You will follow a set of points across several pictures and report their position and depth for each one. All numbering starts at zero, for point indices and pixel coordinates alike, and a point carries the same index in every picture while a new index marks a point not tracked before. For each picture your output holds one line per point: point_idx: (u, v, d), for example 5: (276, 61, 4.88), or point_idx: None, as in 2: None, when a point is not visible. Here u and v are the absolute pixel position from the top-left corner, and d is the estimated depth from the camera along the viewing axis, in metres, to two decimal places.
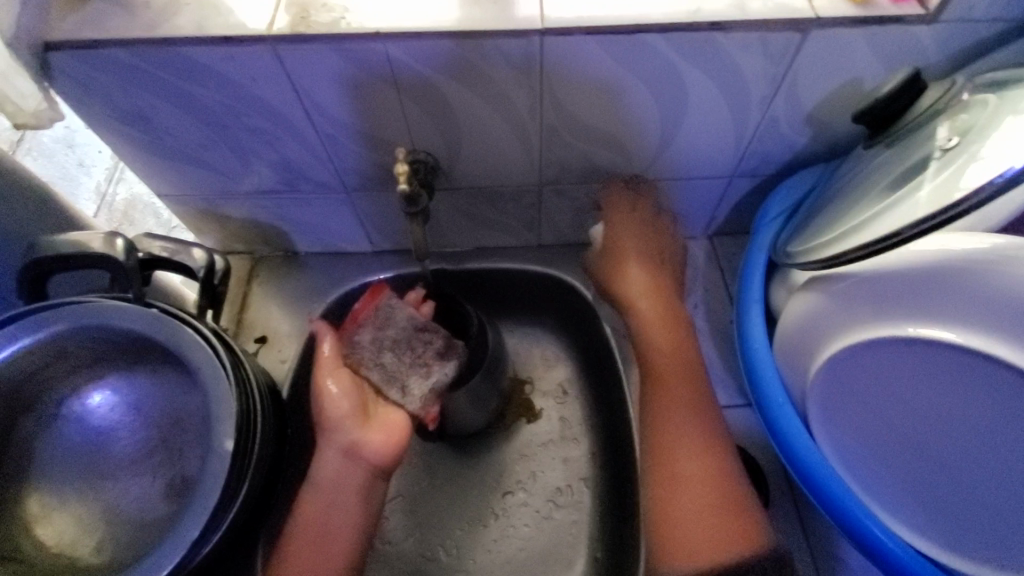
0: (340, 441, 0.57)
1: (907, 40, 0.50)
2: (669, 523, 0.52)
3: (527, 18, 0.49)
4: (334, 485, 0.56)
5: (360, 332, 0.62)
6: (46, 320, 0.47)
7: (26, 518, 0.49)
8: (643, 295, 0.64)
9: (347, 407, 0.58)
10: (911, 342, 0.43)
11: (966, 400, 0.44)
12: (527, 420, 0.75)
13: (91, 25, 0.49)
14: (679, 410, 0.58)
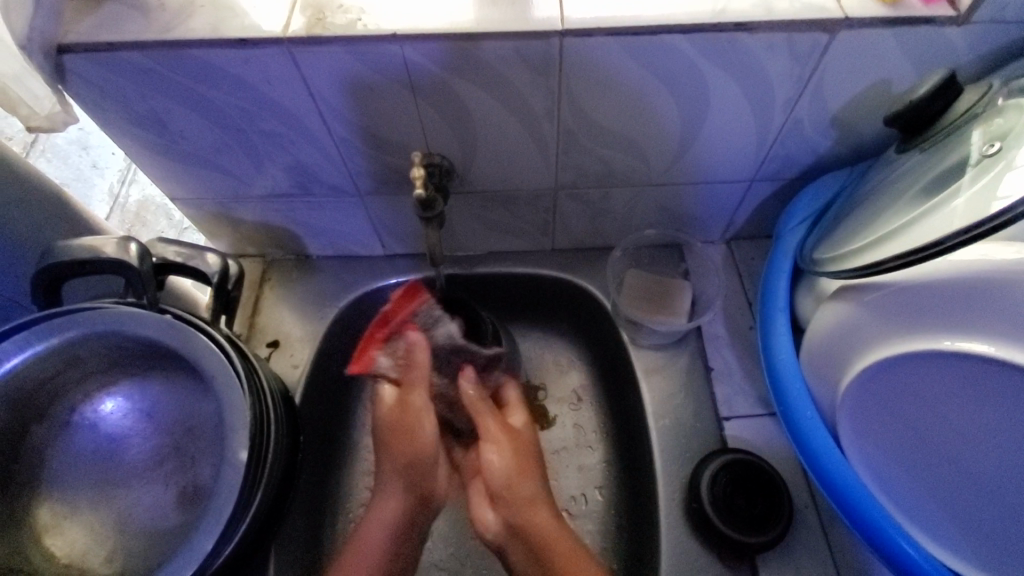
0: (418, 486, 0.61)
1: (939, 42, 0.48)
2: None
3: (547, 19, 0.47)
4: (400, 529, 0.60)
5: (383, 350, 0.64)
6: (60, 326, 0.47)
7: (36, 527, 0.48)
8: (538, 496, 0.59)
9: (424, 452, 0.62)
10: (948, 357, 0.41)
11: (989, 409, 0.42)
12: (540, 427, 0.74)
13: (105, 28, 0.49)
14: (551, 524, 0.56)
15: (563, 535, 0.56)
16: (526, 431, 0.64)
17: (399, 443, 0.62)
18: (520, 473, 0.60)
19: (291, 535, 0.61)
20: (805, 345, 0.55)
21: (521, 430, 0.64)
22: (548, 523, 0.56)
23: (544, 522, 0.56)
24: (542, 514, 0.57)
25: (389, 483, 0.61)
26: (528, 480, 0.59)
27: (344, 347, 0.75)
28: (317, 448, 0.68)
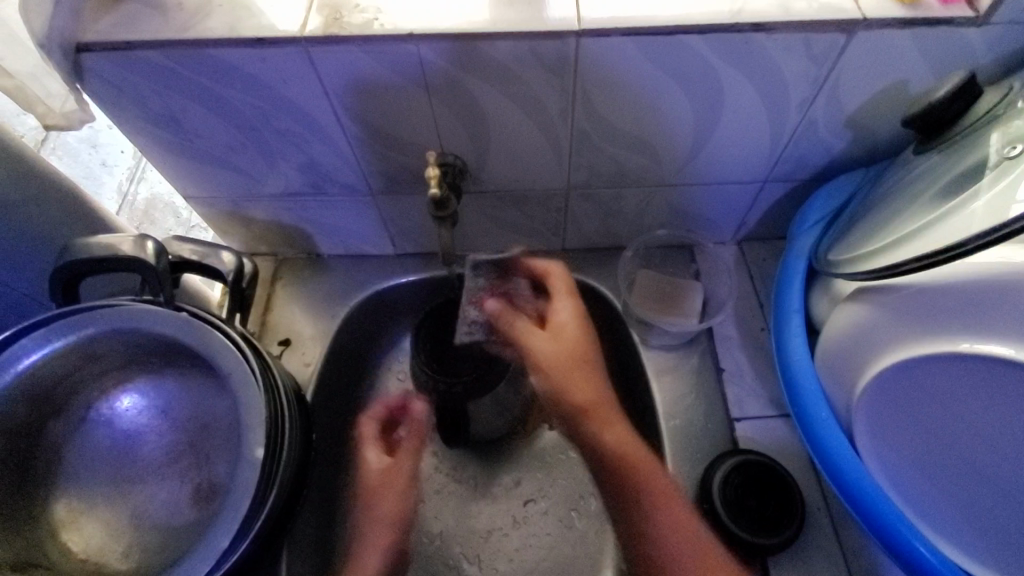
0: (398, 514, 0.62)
1: (958, 43, 0.48)
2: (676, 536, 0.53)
3: (563, 19, 0.47)
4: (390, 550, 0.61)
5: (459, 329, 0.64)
6: (78, 323, 0.47)
7: (52, 523, 0.48)
8: (597, 403, 0.59)
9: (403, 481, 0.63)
10: (967, 360, 0.41)
11: (993, 408, 0.42)
12: (549, 427, 0.74)
13: (123, 27, 0.49)
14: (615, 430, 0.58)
15: (632, 441, 0.57)
16: (577, 332, 0.62)
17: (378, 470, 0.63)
18: (573, 374, 0.60)
19: (303, 532, 0.62)
20: (820, 347, 0.55)
21: (569, 336, 0.62)
22: (612, 431, 0.58)
23: (602, 426, 0.58)
24: (603, 415, 0.58)
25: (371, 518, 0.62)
26: (580, 384, 0.59)
27: (354, 346, 0.75)
28: (328, 447, 0.69)
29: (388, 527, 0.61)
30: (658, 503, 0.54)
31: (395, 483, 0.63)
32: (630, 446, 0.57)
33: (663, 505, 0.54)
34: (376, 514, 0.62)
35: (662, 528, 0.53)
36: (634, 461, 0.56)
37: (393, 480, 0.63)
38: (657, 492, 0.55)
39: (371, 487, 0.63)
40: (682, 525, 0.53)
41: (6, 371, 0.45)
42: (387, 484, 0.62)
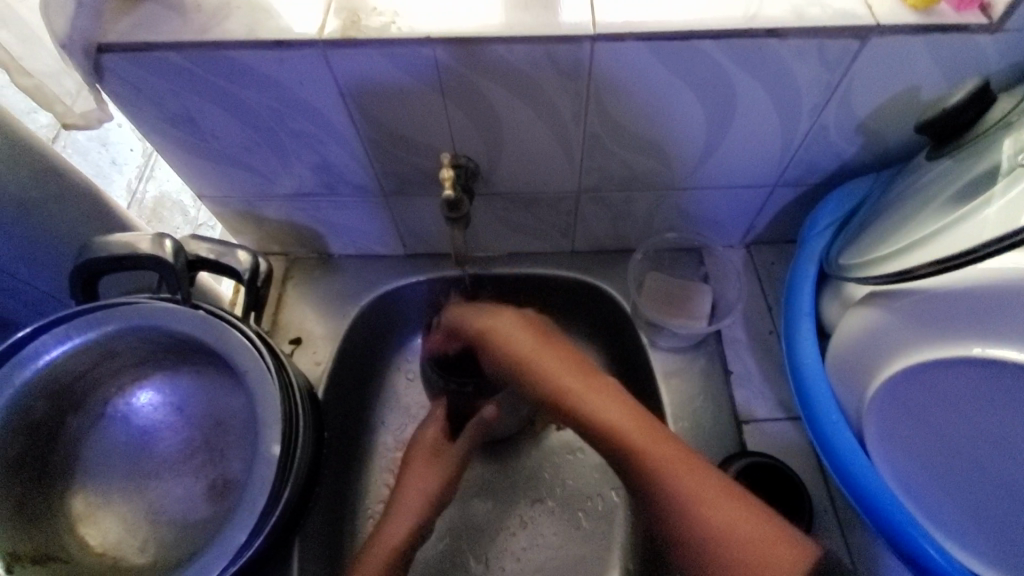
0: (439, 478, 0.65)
1: (970, 50, 0.48)
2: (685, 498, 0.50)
3: (578, 23, 0.48)
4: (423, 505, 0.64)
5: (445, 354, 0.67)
6: (98, 320, 0.48)
7: (70, 517, 0.48)
8: (570, 373, 0.60)
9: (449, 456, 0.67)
10: (979, 364, 0.41)
11: (993, 407, 0.42)
12: (556, 428, 0.75)
13: (144, 28, 0.49)
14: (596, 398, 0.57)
15: (614, 404, 0.56)
16: (532, 322, 0.65)
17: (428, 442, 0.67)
18: (532, 353, 0.61)
19: (314, 529, 0.62)
20: (832, 350, 0.56)
21: (522, 323, 0.64)
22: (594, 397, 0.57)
23: (570, 395, 0.58)
24: (579, 380, 0.59)
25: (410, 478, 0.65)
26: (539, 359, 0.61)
27: (364, 345, 0.75)
28: (338, 445, 0.69)
29: (408, 512, 0.63)
30: (657, 451, 0.53)
31: (433, 469, 0.66)
32: (606, 404, 0.57)
33: (660, 455, 0.52)
34: (401, 493, 0.64)
35: (668, 478, 0.51)
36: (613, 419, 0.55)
37: (436, 465, 0.66)
38: (650, 440, 0.53)
39: (413, 462, 0.66)
40: (684, 467, 0.51)
41: (27, 367, 0.46)
42: (431, 467, 0.66)
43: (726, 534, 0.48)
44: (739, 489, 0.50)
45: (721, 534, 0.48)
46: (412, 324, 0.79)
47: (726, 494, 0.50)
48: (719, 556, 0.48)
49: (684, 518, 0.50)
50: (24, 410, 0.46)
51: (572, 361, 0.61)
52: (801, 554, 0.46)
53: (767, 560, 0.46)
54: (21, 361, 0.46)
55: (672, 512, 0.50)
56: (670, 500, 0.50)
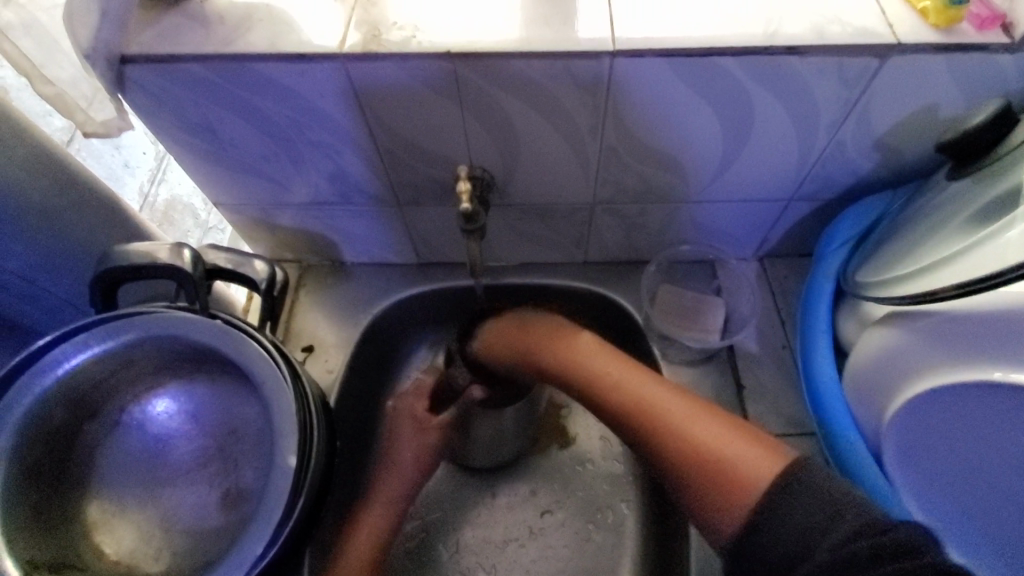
0: (421, 445, 0.64)
1: (992, 69, 0.48)
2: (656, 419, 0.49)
3: (598, 39, 0.48)
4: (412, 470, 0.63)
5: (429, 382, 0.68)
6: (117, 329, 0.48)
7: (86, 525, 0.49)
8: (555, 330, 0.61)
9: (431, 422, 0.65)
10: (993, 389, 0.40)
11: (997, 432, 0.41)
12: (559, 445, 0.75)
13: (167, 40, 0.50)
14: (577, 343, 0.59)
15: (593, 347, 0.58)
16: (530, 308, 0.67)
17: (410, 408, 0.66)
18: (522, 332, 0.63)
19: (325, 539, 0.62)
20: (849, 371, 0.56)
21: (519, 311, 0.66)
22: (576, 343, 0.59)
23: (551, 369, 0.59)
24: (558, 334, 0.60)
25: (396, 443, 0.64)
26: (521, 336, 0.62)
27: (377, 355, 0.76)
28: (348, 456, 0.69)
29: (399, 475, 0.62)
30: (629, 392, 0.52)
31: (414, 436, 0.64)
32: (579, 365, 0.57)
33: (633, 395, 0.51)
34: (392, 455, 0.64)
35: (641, 414, 0.50)
36: (591, 375, 0.55)
37: (417, 433, 0.64)
38: (628, 386, 0.52)
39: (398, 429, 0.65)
40: (652, 394, 0.50)
41: (47, 375, 0.46)
42: (410, 434, 0.64)
43: (694, 446, 0.45)
44: (707, 404, 0.48)
45: (690, 446, 0.45)
46: (423, 333, 0.79)
47: (693, 408, 0.48)
48: (687, 471, 0.45)
49: (655, 439, 0.48)
50: (42, 418, 0.46)
51: (557, 330, 0.61)
52: (769, 453, 0.42)
53: (735, 463, 0.43)
54: (41, 369, 0.46)
55: (651, 450, 0.48)
56: (644, 431, 0.49)
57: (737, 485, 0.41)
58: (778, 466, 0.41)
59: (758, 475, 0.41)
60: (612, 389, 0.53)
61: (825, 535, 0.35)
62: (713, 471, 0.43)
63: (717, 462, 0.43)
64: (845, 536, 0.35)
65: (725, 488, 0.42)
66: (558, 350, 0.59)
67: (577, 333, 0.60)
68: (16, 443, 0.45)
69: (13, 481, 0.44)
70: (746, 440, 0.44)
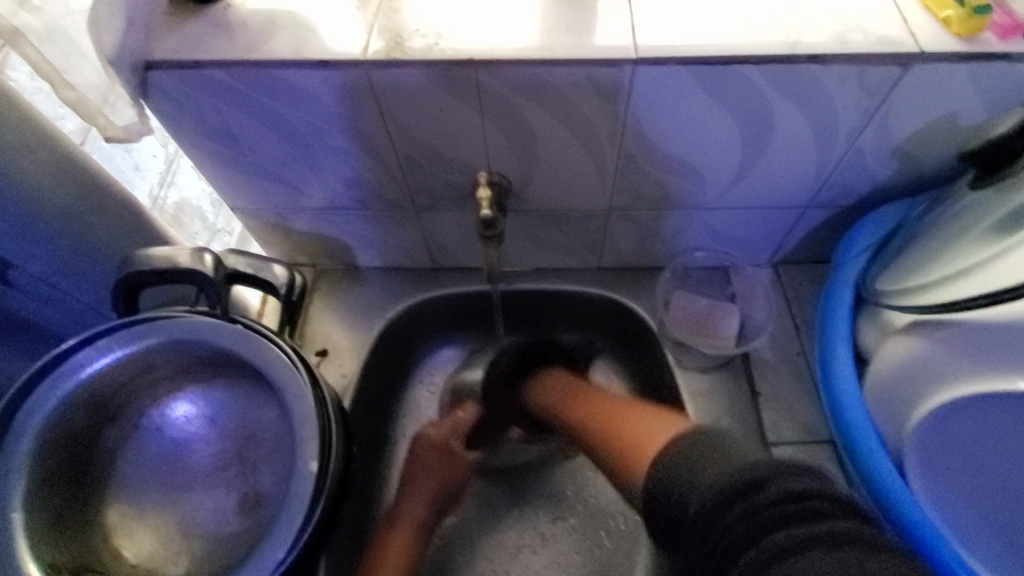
0: (445, 475, 0.67)
1: (1014, 78, 0.48)
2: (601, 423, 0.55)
3: (619, 47, 0.48)
4: (433, 498, 0.66)
5: (460, 417, 0.70)
6: (140, 333, 0.48)
7: (106, 528, 0.49)
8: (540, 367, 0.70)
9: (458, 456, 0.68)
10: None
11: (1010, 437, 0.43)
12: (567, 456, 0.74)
13: (191, 46, 0.50)
14: (555, 375, 0.67)
15: (567, 378, 0.66)
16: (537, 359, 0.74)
17: (436, 440, 0.68)
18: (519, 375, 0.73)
19: (339, 544, 0.62)
20: (870, 379, 0.56)
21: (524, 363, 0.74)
22: (554, 375, 0.67)
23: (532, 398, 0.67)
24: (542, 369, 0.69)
25: (421, 472, 0.66)
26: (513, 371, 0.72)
27: (390, 360, 0.76)
28: (361, 461, 0.69)
29: (424, 502, 0.65)
30: (588, 405, 0.59)
31: (444, 466, 0.67)
32: (556, 388, 0.65)
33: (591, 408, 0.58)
34: (416, 482, 0.66)
35: (595, 421, 0.56)
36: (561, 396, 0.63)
37: (448, 464, 0.67)
38: (585, 404, 0.59)
39: (424, 457, 0.67)
40: (605, 406, 0.57)
41: (70, 379, 0.47)
42: (441, 464, 0.67)
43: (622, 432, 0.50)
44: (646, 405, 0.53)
45: (619, 431, 0.51)
46: (436, 337, 0.80)
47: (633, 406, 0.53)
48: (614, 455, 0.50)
49: (598, 438, 0.54)
50: (64, 422, 0.47)
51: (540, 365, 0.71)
52: (672, 424, 0.47)
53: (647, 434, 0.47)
54: (65, 373, 0.47)
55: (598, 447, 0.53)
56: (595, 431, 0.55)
57: (645, 448, 0.46)
58: (678, 429, 0.45)
59: (654, 439, 0.46)
60: (573, 406, 0.60)
61: (713, 486, 0.37)
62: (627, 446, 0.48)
63: (630, 437, 0.49)
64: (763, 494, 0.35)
65: (636, 454, 0.46)
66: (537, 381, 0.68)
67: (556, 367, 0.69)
68: (41, 446, 0.45)
69: (37, 485, 0.44)
70: (661, 419, 0.49)
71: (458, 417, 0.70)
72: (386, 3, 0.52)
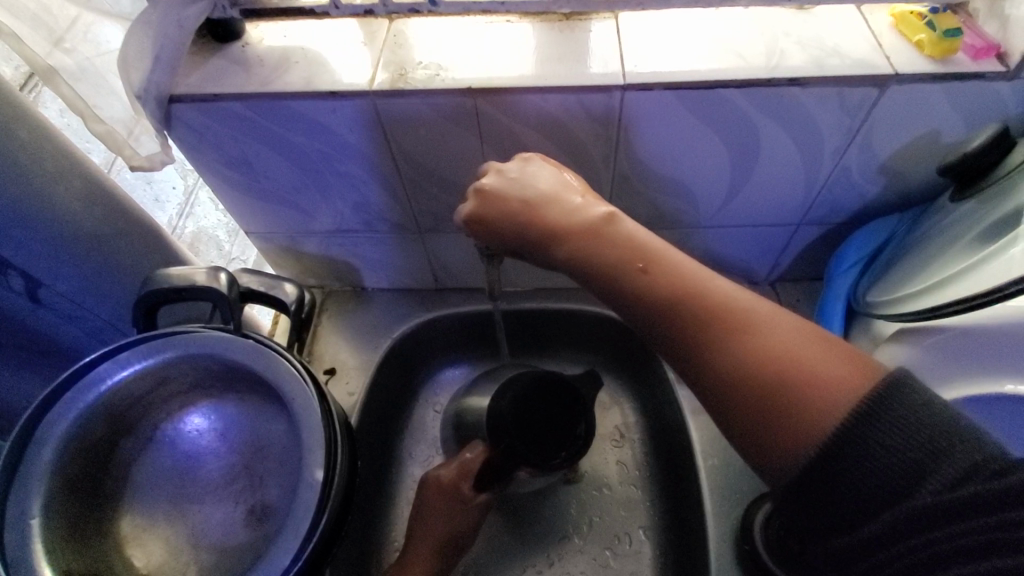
0: (446, 521, 0.61)
1: (988, 96, 0.51)
2: (697, 301, 0.40)
3: (609, 74, 0.51)
4: (435, 545, 0.60)
5: (466, 458, 0.63)
6: (157, 348, 0.51)
7: (118, 538, 0.50)
8: (532, 170, 0.49)
9: (460, 499, 0.62)
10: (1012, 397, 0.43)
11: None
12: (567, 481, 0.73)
13: (211, 81, 0.54)
14: (550, 181, 0.48)
15: (566, 194, 0.47)
16: (547, 188, 0.48)
17: (440, 483, 0.62)
18: (529, 190, 0.48)
19: (343, 561, 0.63)
20: None
21: (539, 186, 0.48)
22: (551, 181, 0.48)
23: (587, 257, 0.45)
24: (538, 180, 0.48)
25: (424, 514, 0.62)
26: (558, 224, 0.46)
27: (396, 379, 0.77)
28: (367, 480, 0.70)
29: (426, 550, 0.60)
30: (661, 266, 0.42)
31: (452, 513, 0.62)
32: (632, 248, 0.43)
33: (687, 281, 0.41)
34: (420, 529, 0.61)
35: (711, 318, 0.39)
36: (632, 270, 0.42)
37: (456, 510, 0.62)
38: (637, 243, 0.44)
39: (429, 499, 0.62)
40: (690, 272, 0.42)
41: (91, 391, 0.49)
42: (448, 510, 0.62)
43: (773, 359, 0.36)
44: (774, 304, 0.39)
45: (772, 352, 0.36)
46: (443, 357, 0.81)
47: (771, 308, 0.39)
48: (747, 372, 0.37)
49: (688, 322, 0.40)
50: (83, 432, 0.49)
51: (578, 211, 0.46)
52: (853, 373, 0.34)
53: (825, 379, 0.34)
54: (87, 385, 0.49)
55: (699, 349, 0.39)
56: (685, 313, 0.40)
57: (806, 392, 0.34)
58: (846, 372, 0.34)
59: (832, 372, 0.34)
60: (617, 252, 0.44)
61: (874, 483, 0.30)
62: (780, 362, 0.36)
63: (779, 354, 0.36)
64: (954, 479, 0.29)
65: (809, 404, 0.34)
66: (523, 176, 0.49)
67: (598, 211, 0.46)
68: (61, 455, 0.47)
69: (55, 492, 0.47)
70: (822, 349, 0.36)
71: (467, 458, 0.63)
72: (391, 38, 0.56)
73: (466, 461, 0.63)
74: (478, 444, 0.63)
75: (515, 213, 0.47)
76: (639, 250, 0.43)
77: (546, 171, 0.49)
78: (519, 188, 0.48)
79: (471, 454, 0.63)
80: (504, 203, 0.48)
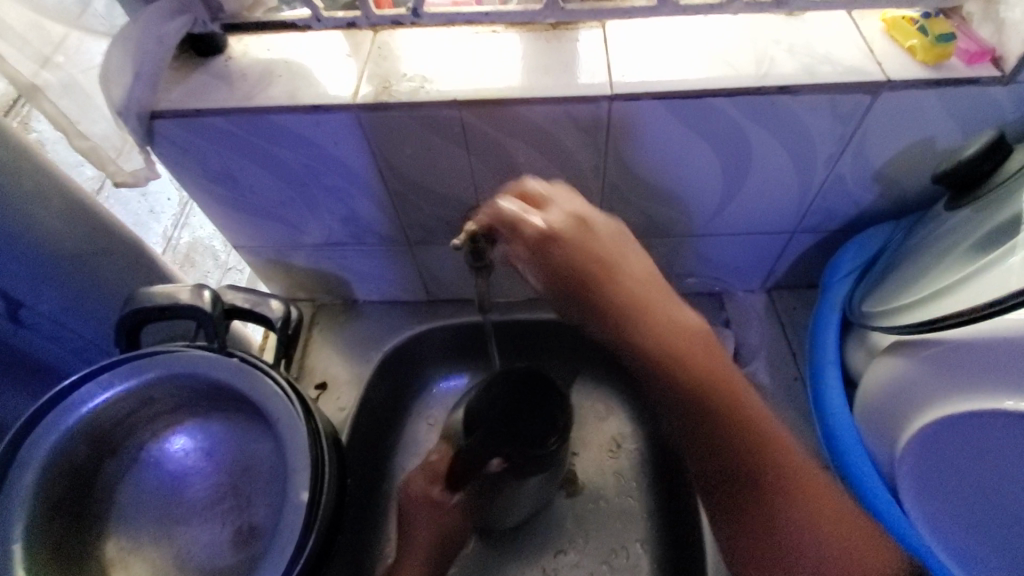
0: (430, 524, 0.60)
1: (982, 101, 0.50)
2: (768, 447, 0.41)
3: (597, 84, 0.50)
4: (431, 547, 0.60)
5: (432, 460, 0.61)
6: (140, 368, 0.50)
7: (102, 562, 0.49)
8: (625, 246, 0.47)
9: (436, 503, 0.60)
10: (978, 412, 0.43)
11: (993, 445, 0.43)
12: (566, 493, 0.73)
13: (194, 96, 0.53)
14: (643, 267, 0.46)
15: (658, 289, 0.46)
16: (635, 273, 0.45)
17: (413, 489, 0.61)
18: (617, 261, 0.45)
19: None
20: (860, 400, 0.57)
21: (626, 267, 0.45)
22: (643, 268, 0.46)
23: (643, 350, 0.43)
24: (629, 260, 0.46)
25: (407, 520, 0.61)
26: (640, 310, 0.44)
27: (390, 392, 0.76)
28: (360, 496, 0.69)
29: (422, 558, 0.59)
30: (743, 399, 0.42)
31: (433, 520, 0.60)
32: (716, 370, 0.43)
33: (762, 423, 0.42)
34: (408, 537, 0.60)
35: (780, 471, 0.40)
36: (711, 388, 0.42)
37: (437, 513, 0.60)
38: (718, 369, 0.43)
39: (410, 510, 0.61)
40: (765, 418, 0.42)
41: (72, 413, 0.48)
42: (430, 515, 0.60)
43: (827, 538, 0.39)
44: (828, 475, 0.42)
45: (819, 520, 0.39)
46: (436, 369, 0.80)
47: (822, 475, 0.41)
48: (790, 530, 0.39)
49: (754, 461, 0.40)
50: (65, 454, 0.48)
51: (667, 311, 0.44)
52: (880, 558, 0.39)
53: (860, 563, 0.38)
54: (68, 407, 0.48)
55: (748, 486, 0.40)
56: (746, 450, 0.41)
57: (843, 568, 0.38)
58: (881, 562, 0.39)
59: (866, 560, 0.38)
60: (704, 366, 0.43)
61: None
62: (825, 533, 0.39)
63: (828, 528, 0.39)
64: None
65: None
66: (613, 245, 0.46)
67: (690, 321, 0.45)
68: (42, 478, 0.47)
69: (36, 517, 0.46)
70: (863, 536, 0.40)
71: (432, 458, 0.61)
72: (375, 50, 0.55)
73: (432, 461, 0.61)
74: (440, 440, 0.61)
75: (593, 272, 0.44)
76: (722, 376, 0.43)
77: (637, 253, 0.47)
78: (596, 250, 0.45)
79: (434, 456, 0.61)
80: (582, 253, 0.45)
